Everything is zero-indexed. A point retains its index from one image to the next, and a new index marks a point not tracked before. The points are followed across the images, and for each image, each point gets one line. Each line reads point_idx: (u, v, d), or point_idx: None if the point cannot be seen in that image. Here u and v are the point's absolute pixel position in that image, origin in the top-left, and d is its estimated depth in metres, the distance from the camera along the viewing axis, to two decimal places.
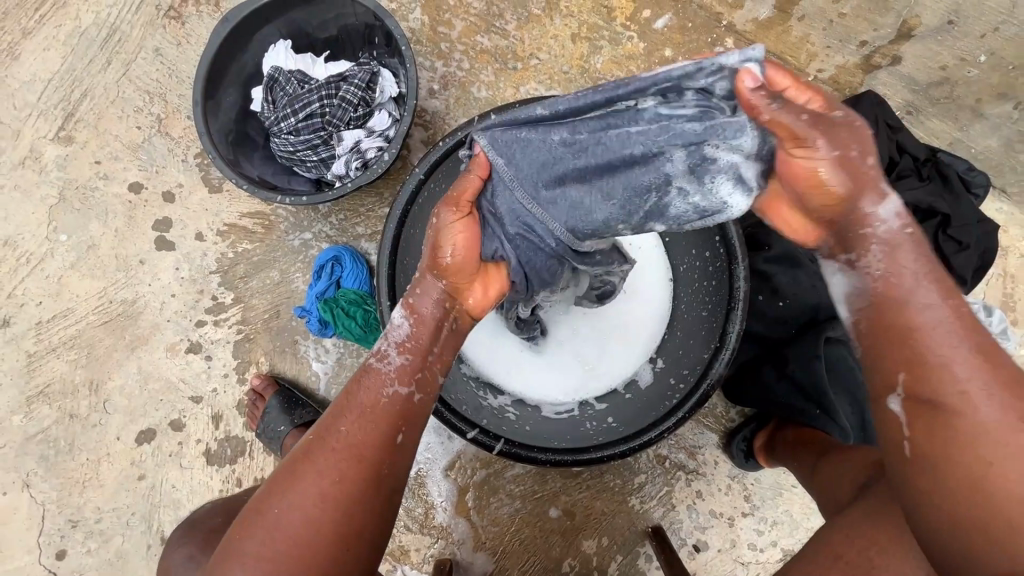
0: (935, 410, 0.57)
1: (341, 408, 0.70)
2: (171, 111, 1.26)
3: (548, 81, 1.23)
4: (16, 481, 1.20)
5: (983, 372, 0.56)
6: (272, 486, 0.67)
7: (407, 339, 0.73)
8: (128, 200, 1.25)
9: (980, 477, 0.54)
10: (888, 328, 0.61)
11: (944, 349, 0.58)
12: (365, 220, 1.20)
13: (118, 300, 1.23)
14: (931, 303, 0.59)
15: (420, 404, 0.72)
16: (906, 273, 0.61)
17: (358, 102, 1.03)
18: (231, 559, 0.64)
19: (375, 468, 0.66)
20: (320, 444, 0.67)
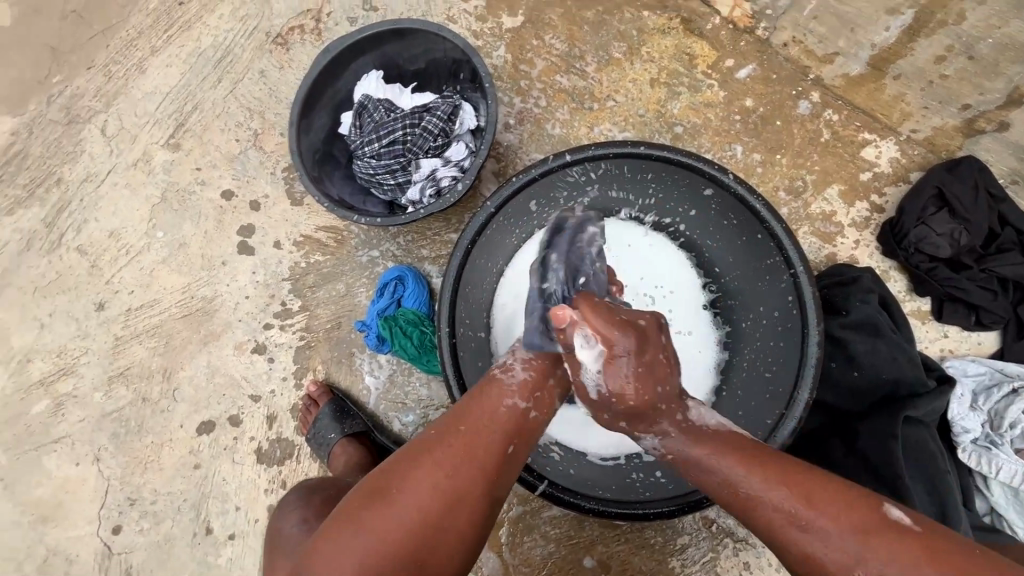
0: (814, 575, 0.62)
1: (465, 404, 0.73)
2: (267, 127, 1.37)
3: (623, 123, 1.24)
4: (88, 453, 1.29)
5: (810, 519, 0.62)
6: (393, 467, 0.68)
7: (534, 360, 0.79)
8: (219, 205, 1.35)
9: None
10: (748, 518, 0.67)
11: (700, 449, 0.72)
12: (430, 244, 1.24)
13: (198, 296, 1.32)
14: (759, 487, 0.66)
15: (534, 420, 0.75)
16: (723, 464, 0.69)
17: (438, 133, 1.08)
18: (345, 523, 0.66)
19: (488, 464, 0.69)
20: (446, 437, 0.69)
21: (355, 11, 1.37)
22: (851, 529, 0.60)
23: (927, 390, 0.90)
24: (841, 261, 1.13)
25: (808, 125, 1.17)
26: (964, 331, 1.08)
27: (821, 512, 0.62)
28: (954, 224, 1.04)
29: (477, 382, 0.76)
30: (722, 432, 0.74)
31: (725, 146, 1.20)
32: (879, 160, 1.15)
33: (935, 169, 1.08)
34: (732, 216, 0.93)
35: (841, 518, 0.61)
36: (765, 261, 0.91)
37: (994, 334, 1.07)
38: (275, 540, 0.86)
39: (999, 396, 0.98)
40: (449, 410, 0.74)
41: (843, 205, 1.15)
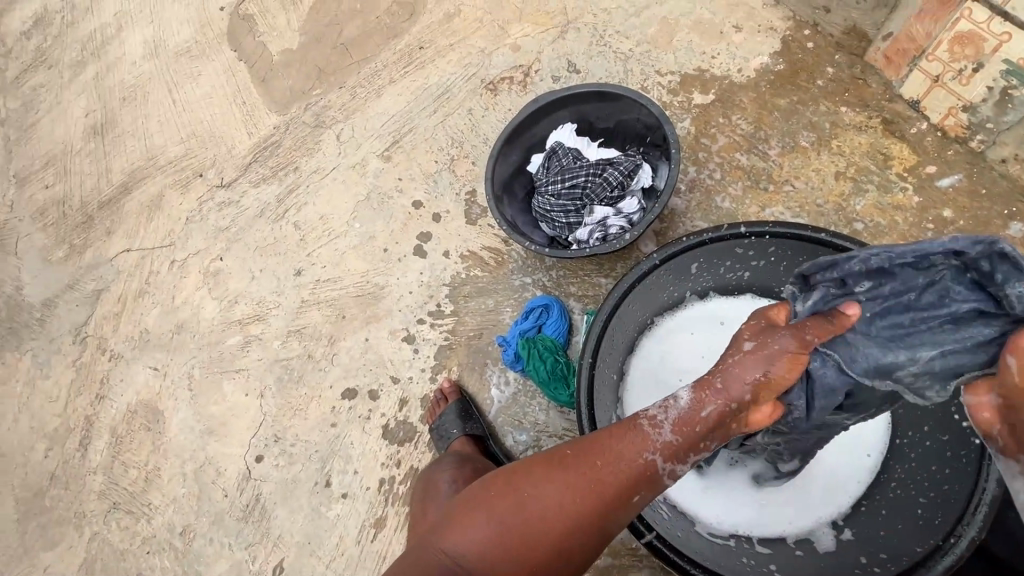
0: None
1: (604, 442, 0.73)
2: (463, 156, 1.59)
3: (798, 208, 1.23)
4: (256, 388, 1.55)
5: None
6: (525, 468, 0.75)
7: (685, 422, 0.70)
8: (408, 211, 1.59)
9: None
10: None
11: None
12: (580, 283, 1.33)
13: (373, 282, 1.54)
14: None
15: (665, 480, 0.71)
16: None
17: (617, 185, 1.17)
18: (476, 505, 0.75)
19: (609, 509, 0.70)
20: (577, 462, 0.72)
21: (560, 72, 1.56)
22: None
23: None
24: None
25: (1019, 248, 1.10)
26: None
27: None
28: None
29: (622, 419, 0.74)
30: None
31: None
32: None
33: None
34: None
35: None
36: None
37: None
38: (433, 487, 1.13)
39: None
40: (587, 436, 0.76)
41: None
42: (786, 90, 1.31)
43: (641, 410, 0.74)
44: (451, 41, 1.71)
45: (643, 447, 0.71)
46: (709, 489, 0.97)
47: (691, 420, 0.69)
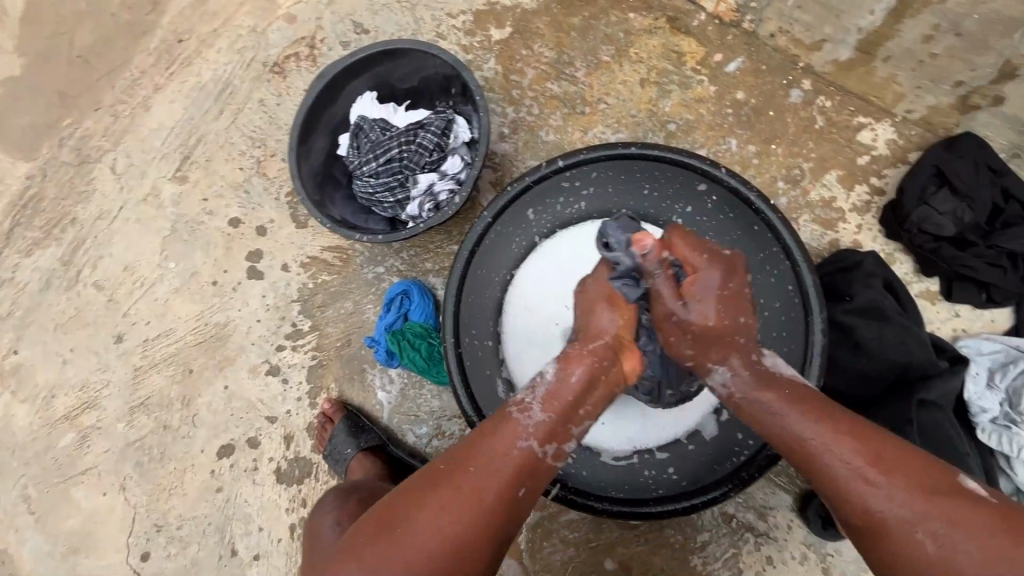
0: (836, 498, 0.64)
1: (478, 445, 0.70)
2: (269, 154, 1.40)
3: (616, 124, 1.25)
4: (114, 483, 1.32)
5: (851, 451, 0.64)
6: (397, 500, 0.67)
7: (550, 397, 0.72)
8: (227, 233, 1.38)
9: (914, 544, 0.59)
10: (782, 447, 0.69)
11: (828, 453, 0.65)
12: (433, 257, 1.26)
13: (213, 323, 1.35)
14: (795, 417, 0.68)
15: (548, 463, 0.70)
16: (765, 390, 0.71)
17: (434, 147, 1.10)
18: (348, 556, 0.65)
19: (494, 514, 0.65)
20: (450, 474, 0.67)
21: (348, 35, 1.40)
22: (883, 463, 0.63)
23: (937, 371, 0.90)
24: (846, 247, 1.13)
25: (802, 112, 1.17)
26: (977, 308, 1.06)
27: (856, 446, 0.64)
28: (956, 202, 1.02)
29: (491, 417, 0.73)
30: (757, 365, 0.74)
31: (719, 140, 1.20)
32: (876, 143, 1.14)
33: (933, 149, 1.07)
34: (727, 210, 0.95)
35: (879, 463, 0.63)
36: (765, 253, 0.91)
37: (1008, 310, 1.06)
38: (315, 540, 0.91)
39: (1016, 372, 0.95)
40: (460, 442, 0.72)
41: (844, 190, 1.14)
42: (576, 7, 1.29)
43: (511, 400, 0.74)
44: (213, 26, 1.46)
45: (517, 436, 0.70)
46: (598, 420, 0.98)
47: (560, 391, 0.72)
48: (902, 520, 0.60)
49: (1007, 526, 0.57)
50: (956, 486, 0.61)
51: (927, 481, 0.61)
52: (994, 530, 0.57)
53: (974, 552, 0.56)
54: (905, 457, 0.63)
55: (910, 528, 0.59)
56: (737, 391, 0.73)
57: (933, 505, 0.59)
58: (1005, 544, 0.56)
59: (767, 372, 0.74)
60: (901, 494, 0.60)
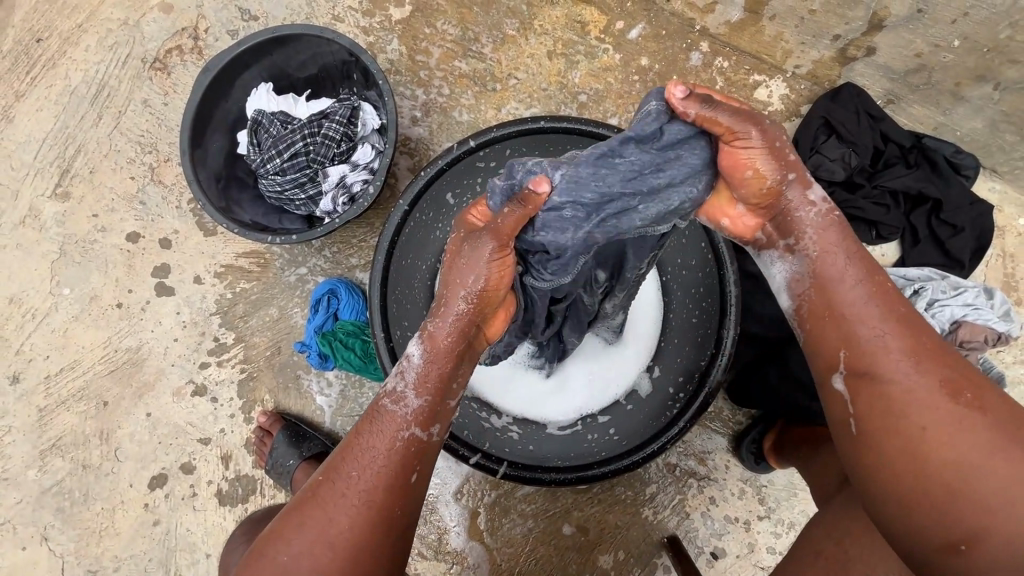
0: (876, 384, 0.61)
1: (353, 448, 0.67)
2: (163, 160, 1.29)
3: (528, 99, 1.24)
4: (35, 534, 1.19)
5: (910, 349, 0.60)
6: (286, 516, 0.66)
7: (423, 378, 0.68)
8: (125, 249, 1.26)
9: (939, 451, 0.56)
10: (834, 320, 0.64)
11: (869, 322, 0.62)
12: (358, 251, 1.21)
13: (123, 349, 1.24)
14: (865, 298, 0.63)
15: (436, 445, 0.69)
16: (846, 263, 0.64)
17: (341, 138, 1.05)
18: None
19: (384, 512, 0.64)
20: (326, 490, 0.65)
21: (234, 23, 1.30)
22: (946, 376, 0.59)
23: None
24: None
25: (702, 75, 1.22)
26: (870, 246, 1.15)
27: (919, 345, 0.60)
28: (843, 149, 1.11)
29: (364, 415, 0.69)
30: (842, 238, 0.65)
31: (629, 107, 1.22)
32: (771, 99, 1.20)
33: (820, 100, 1.15)
34: None
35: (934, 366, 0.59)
36: None
37: (895, 244, 1.16)
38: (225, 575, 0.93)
39: (904, 299, 1.06)
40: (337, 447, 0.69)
41: None
42: None
43: (382, 390, 0.70)
44: (76, 21, 1.31)
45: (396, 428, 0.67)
46: (561, 383, 1.02)
47: (429, 372, 0.67)
48: (951, 426, 0.57)
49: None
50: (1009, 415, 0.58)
51: (986, 402, 0.58)
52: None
53: (997, 469, 0.55)
54: (967, 376, 0.60)
55: (947, 435, 0.57)
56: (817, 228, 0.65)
57: (979, 422, 0.57)
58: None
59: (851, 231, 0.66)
60: (945, 401, 0.58)
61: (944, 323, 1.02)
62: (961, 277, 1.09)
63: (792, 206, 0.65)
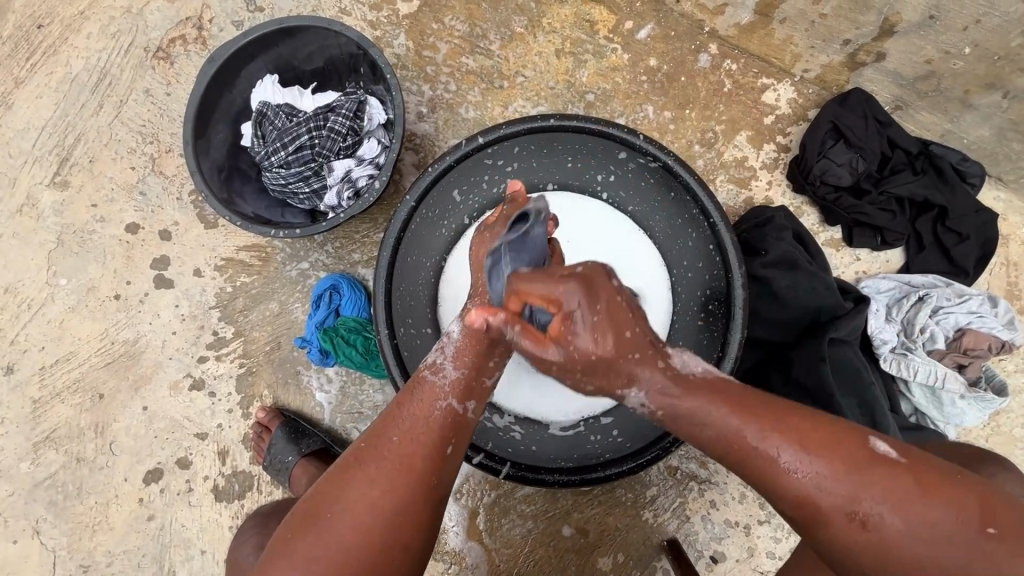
0: (813, 519, 0.58)
1: (395, 416, 0.66)
2: (165, 150, 1.27)
3: (535, 97, 1.23)
4: (26, 528, 1.18)
5: (818, 466, 0.57)
6: (323, 486, 0.64)
7: (462, 351, 0.68)
8: (124, 240, 1.25)
9: (900, 555, 0.55)
10: (746, 469, 0.61)
11: (757, 435, 0.60)
12: (361, 247, 1.20)
13: (120, 341, 1.22)
14: (758, 438, 0.60)
15: (472, 420, 0.68)
16: (716, 411, 0.61)
17: (347, 132, 1.04)
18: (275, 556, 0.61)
19: (423, 479, 0.63)
20: (371, 454, 0.64)
21: (239, 13, 1.28)
22: (838, 465, 0.58)
23: (845, 311, 0.96)
24: (759, 204, 1.19)
25: (710, 77, 1.21)
26: (874, 251, 1.15)
27: (824, 458, 0.58)
28: (851, 154, 1.10)
29: (406, 383, 0.69)
30: (709, 378, 0.65)
31: (637, 107, 1.22)
32: (779, 103, 1.20)
33: (829, 104, 1.14)
34: (648, 176, 0.96)
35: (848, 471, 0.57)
36: (686, 215, 0.94)
37: (899, 249, 1.16)
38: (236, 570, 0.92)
39: (909, 305, 1.06)
40: (379, 415, 0.68)
41: (753, 149, 1.20)
42: None
43: (422, 363, 0.70)
44: (78, 8, 1.29)
45: (435, 398, 0.67)
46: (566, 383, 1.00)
47: (466, 347, 0.68)
48: (873, 516, 0.56)
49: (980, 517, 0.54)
50: (925, 476, 0.57)
51: (897, 482, 0.56)
52: (970, 525, 0.54)
53: (950, 553, 0.54)
54: (872, 457, 0.58)
55: (894, 540, 0.55)
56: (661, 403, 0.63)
57: (908, 512, 0.55)
58: (977, 539, 0.53)
59: (685, 377, 0.64)
60: (873, 500, 0.56)
61: (948, 331, 1.04)
62: (965, 284, 1.09)
63: (640, 361, 0.63)
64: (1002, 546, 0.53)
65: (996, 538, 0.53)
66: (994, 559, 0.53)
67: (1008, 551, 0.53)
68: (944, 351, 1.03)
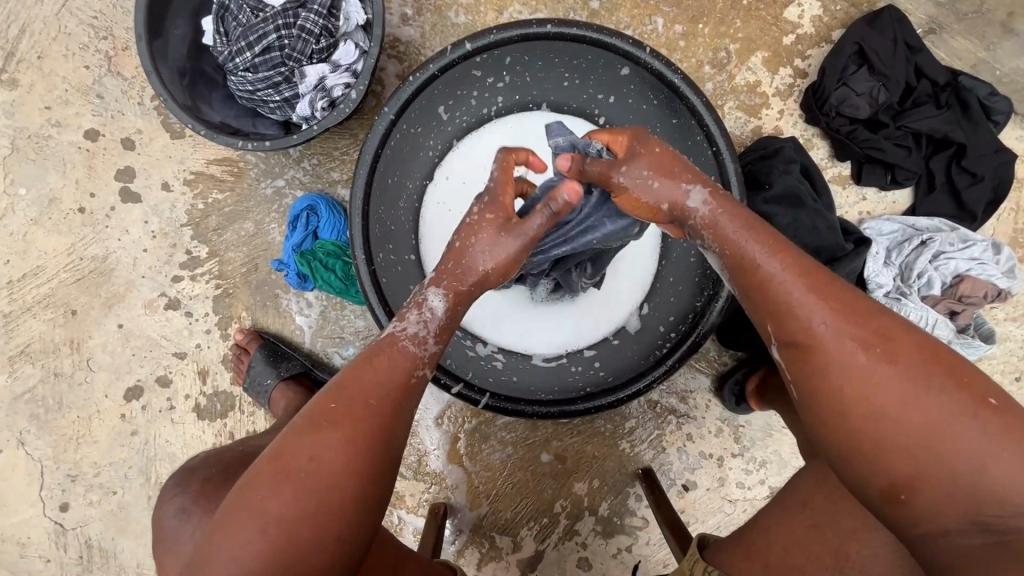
0: (813, 356, 0.55)
1: (368, 376, 0.62)
2: (121, 48, 1.15)
3: (534, 2, 1.11)
4: (10, 438, 1.18)
5: (827, 307, 0.55)
6: (287, 444, 0.58)
7: (443, 325, 0.66)
8: (84, 148, 1.15)
9: (899, 427, 0.50)
10: (758, 295, 0.59)
11: (787, 285, 0.57)
12: (340, 165, 1.12)
13: (88, 257, 1.16)
14: (772, 266, 0.58)
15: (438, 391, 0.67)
16: (751, 246, 0.60)
17: (320, 32, 0.92)
18: (239, 514, 0.55)
19: (397, 437, 0.61)
20: (348, 414, 0.59)
21: None
22: (856, 318, 0.54)
23: (844, 253, 0.92)
24: (767, 134, 1.10)
25: None
26: (881, 191, 1.09)
27: (833, 300, 0.55)
28: (873, 82, 1.01)
29: (378, 338, 0.65)
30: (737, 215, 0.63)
31: (645, 20, 1.10)
32: (801, 21, 1.09)
33: (856, 24, 1.03)
34: (651, 98, 0.87)
35: (860, 315, 0.54)
36: (688, 141, 0.86)
37: (908, 190, 1.10)
38: (163, 538, 0.79)
39: (911, 249, 1.02)
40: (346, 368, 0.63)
41: (767, 73, 1.10)
42: None
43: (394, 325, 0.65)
44: None
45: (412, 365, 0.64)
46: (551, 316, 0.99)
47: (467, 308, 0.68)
48: (885, 383, 0.51)
49: (982, 391, 0.50)
50: (936, 346, 0.53)
51: (908, 346, 0.52)
52: (967, 397, 0.50)
53: (942, 412, 0.49)
54: (879, 311, 0.54)
55: (890, 388, 0.51)
56: (719, 219, 0.62)
57: (909, 366, 0.51)
58: (967, 408, 0.49)
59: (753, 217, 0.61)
60: (879, 347, 0.52)
61: (946, 277, 1.00)
62: (971, 229, 1.04)
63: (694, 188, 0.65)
64: (999, 422, 0.49)
65: (993, 410, 0.49)
66: (983, 433, 0.48)
67: (995, 423, 0.49)
68: (939, 297, 1.00)
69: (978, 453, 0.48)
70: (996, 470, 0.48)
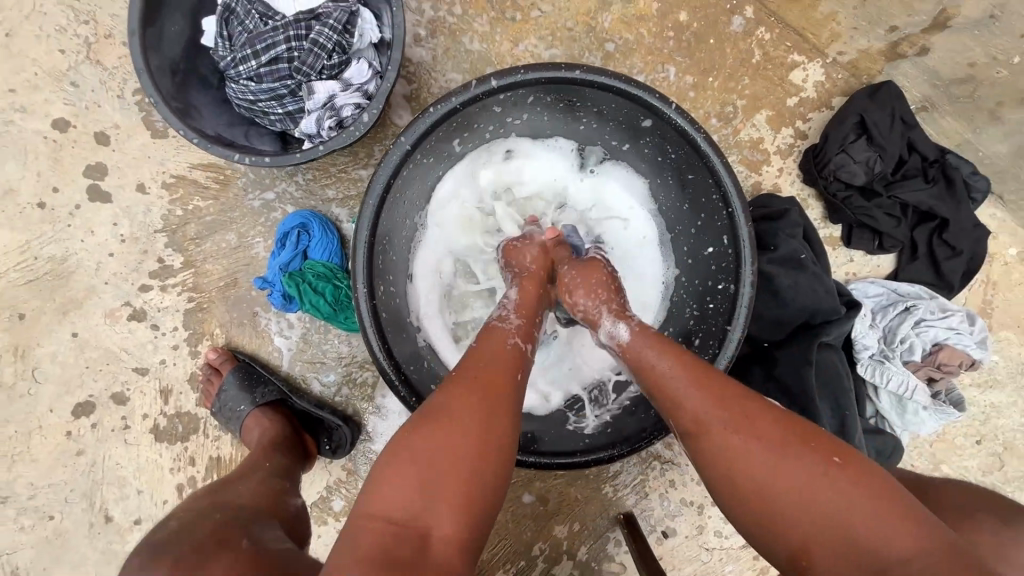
0: (697, 437, 0.63)
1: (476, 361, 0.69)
2: (103, 35, 1.06)
3: (550, 37, 1.09)
4: None
5: (708, 396, 0.63)
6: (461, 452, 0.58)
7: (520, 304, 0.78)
8: (50, 138, 1.06)
9: (756, 465, 0.58)
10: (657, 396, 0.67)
11: (682, 383, 0.66)
12: (337, 183, 1.07)
13: (44, 258, 1.06)
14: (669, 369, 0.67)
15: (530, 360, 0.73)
16: (666, 362, 0.68)
17: (333, 48, 0.88)
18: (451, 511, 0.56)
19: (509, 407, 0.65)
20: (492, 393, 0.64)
21: None
22: (723, 402, 0.62)
23: (839, 317, 0.93)
24: (765, 190, 1.13)
25: (740, 45, 1.11)
26: (868, 255, 1.14)
27: (730, 391, 0.64)
28: (871, 152, 1.05)
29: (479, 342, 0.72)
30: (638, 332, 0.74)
31: (658, 67, 1.11)
32: (805, 84, 1.12)
33: (858, 96, 1.08)
34: (669, 150, 0.87)
35: (728, 398, 0.63)
36: (702, 198, 0.86)
37: (892, 256, 1.14)
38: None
39: (895, 313, 1.07)
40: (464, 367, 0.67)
41: (770, 131, 1.12)
42: None
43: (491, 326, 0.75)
44: None
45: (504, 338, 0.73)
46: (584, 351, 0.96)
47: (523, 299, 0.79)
48: (762, 458, 0.58)
49: (828, 449, 0.58)
50: (789, 422, 0.61)
51: (765, 421, 0.61)
52: (815, 455, 0.57)
53: (805, 474, 0.56)
54: (748, 400, 0.63)
55: (767, 463, 0.58)
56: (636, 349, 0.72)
57: (783, 446, 0.58)
58: (821, 472, 0.56)
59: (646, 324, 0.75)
60: (750, 416, 0.61)
61: (926, 344, 1.05)
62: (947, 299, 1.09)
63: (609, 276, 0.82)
64: (843, 476, 0.56)
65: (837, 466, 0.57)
66: (834, 482, 0.55)
67: (847, 476, 0.56)
68: (919, 363, 1.05)
69: (829, 509, 0.54)
70: (851, 525, 0.53)
